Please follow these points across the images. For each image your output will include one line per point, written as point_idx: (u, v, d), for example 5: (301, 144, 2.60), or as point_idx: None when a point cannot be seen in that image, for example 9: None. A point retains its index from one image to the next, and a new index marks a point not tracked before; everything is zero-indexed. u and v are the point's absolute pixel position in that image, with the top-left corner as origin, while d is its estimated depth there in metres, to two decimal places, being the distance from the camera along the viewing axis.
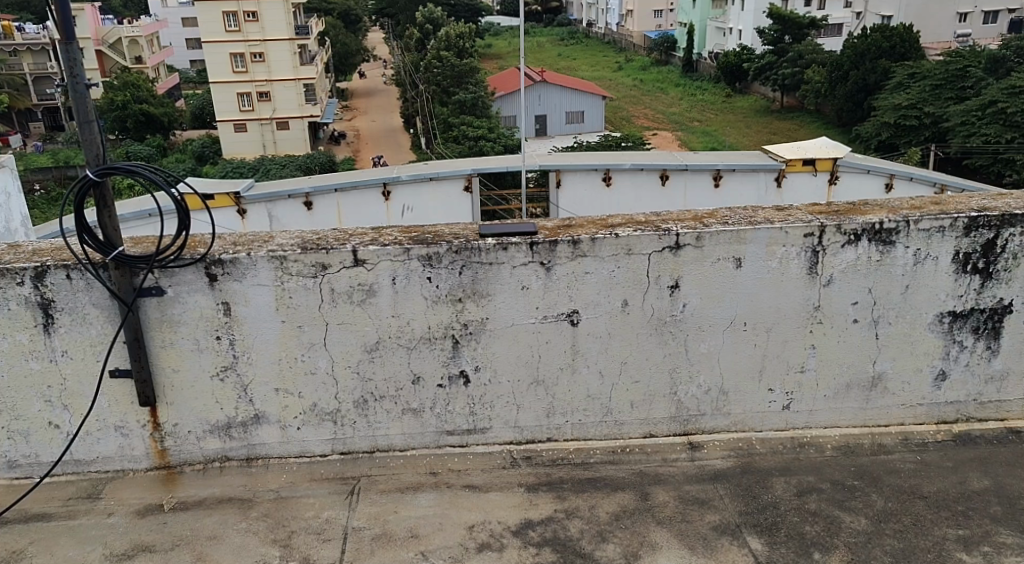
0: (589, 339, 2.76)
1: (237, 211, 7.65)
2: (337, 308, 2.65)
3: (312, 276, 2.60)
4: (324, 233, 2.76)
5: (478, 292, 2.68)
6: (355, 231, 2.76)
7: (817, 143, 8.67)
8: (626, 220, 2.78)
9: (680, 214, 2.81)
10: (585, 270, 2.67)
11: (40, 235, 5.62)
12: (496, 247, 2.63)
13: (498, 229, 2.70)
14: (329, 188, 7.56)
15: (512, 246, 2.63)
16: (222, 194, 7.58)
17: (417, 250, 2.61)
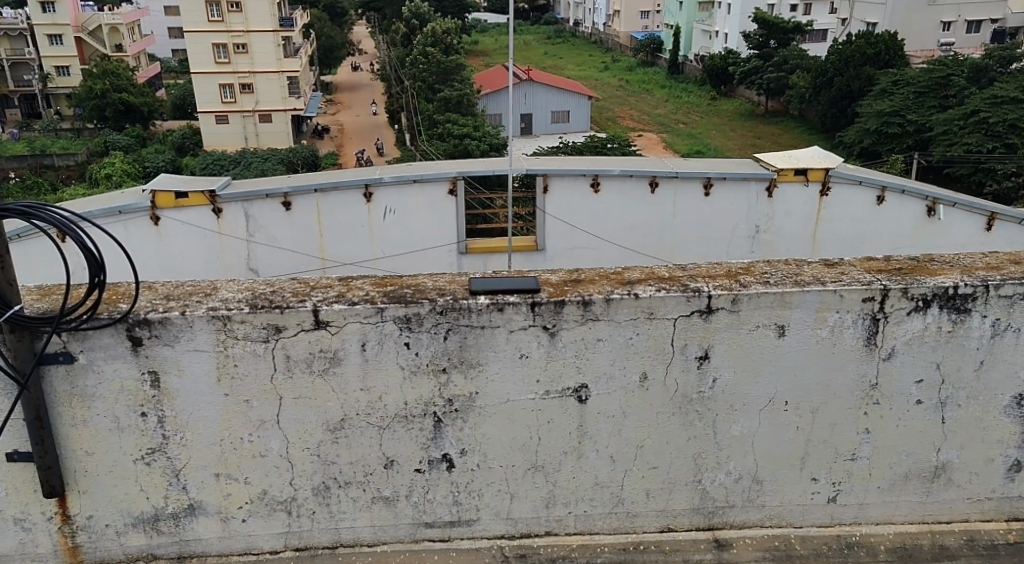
0: (599, 419, 2.29)
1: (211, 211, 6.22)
2: (292, 379, 2.17)
3: (263, 340, 2.13)
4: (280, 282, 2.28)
5: (466, 361, 2.20)
6: (318, 280, 2.29)
7: (811, 148, 6.87)
8: (645, 274, 2.31)
9: (710, 265, 2.35)
10: (596, 337, 2.21)
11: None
12: (491, 308, 2.16)
13: (493, 281, 2.25)
14: (309, 187, 6.20)
15: (509, 307, 2.16)
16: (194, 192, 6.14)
17: (392, 311, 2.13)
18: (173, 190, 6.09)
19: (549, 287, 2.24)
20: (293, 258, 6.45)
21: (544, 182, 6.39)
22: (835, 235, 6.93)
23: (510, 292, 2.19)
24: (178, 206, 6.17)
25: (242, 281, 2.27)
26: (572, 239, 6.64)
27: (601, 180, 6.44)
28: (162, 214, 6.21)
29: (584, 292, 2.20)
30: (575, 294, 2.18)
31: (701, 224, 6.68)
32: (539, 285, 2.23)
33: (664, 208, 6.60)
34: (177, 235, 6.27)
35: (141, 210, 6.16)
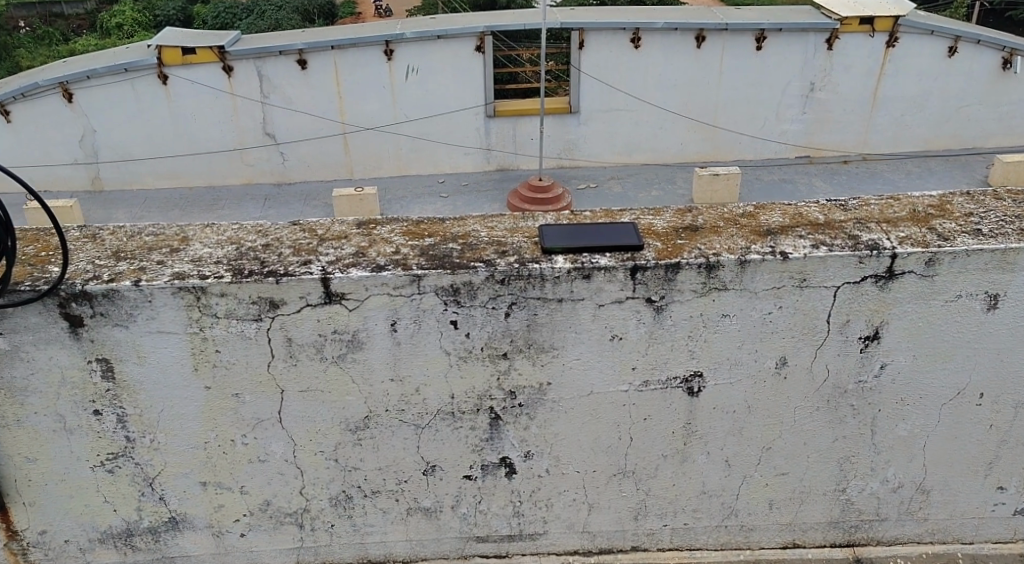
0: (713, 415, 1.68)
1: (222, 69, 5.40)
2: (297, 369, 1.56)
3: (254, 318, 1.50)
4: (277, 228, 1.64)
5: (536, 344, 1.58)
6: (329, 225, 1.64)
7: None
8: (788, 217, 1.64)
9: (873, 204, 1.67)
10: (721, 311, 1.57)
11: None
12: (575, 274, 1.51)
13: (574, 233, 1.58)
14: (325, 43, 5.33)
15: (599, 273, 1.52)
16: (203, 48, 5.29)
17: (433, 279, 1.50)
18: (179, 45, 5.26)
19: (654, 240, 1.58)
20: (311, 123, 5.70)
21: (580, 37, 5.40)
22: (898, 92, 5.89)
23: (601, 251, 1.54)
24: (185, 63, 5.36)
25: (221, 228, 1.63)
26: (607, 99, 5.73)
27: (642, 33, 5.45)
28: (169, 72, 5.40)
29: (708, 250, 1.54)
30: (695, 253, 1.53)
31: (748, 81, 5.73)
32: (640, 239, 1.56)
33: (708, 63, 5.63)
34: (188, 95, 5.51)
35: (146, 68, 5.37)
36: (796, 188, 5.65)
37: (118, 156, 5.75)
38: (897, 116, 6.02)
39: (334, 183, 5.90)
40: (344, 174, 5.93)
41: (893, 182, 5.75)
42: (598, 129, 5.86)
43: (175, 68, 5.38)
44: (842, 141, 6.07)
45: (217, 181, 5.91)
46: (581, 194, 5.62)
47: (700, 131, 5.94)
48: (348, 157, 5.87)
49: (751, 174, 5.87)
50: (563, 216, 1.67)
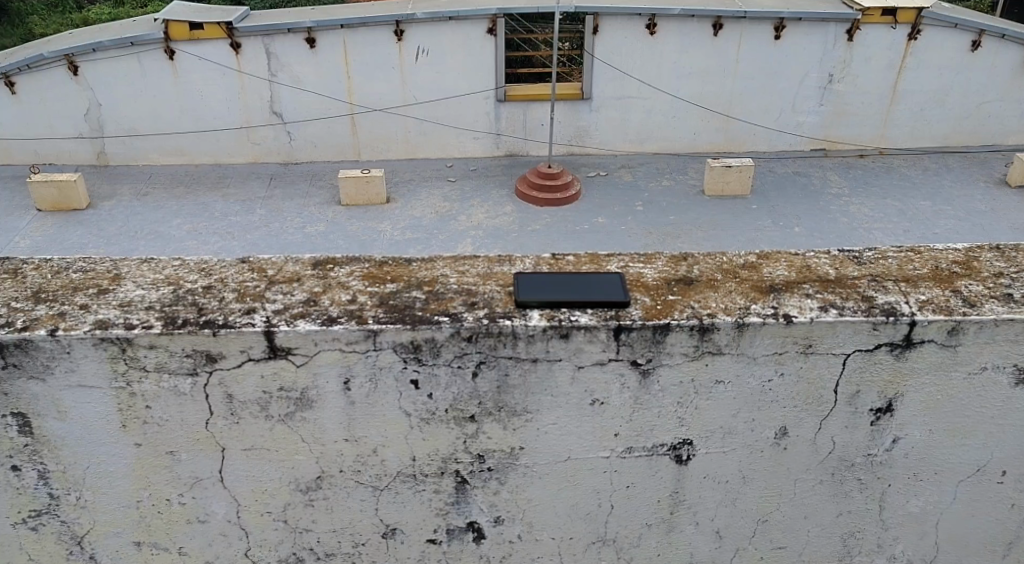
0: (704, 486, 1.51)
1: (230, 46, 5.14)
2: (240, 426, 1.41)
3: (189, 373, 1.35)
4: (223, 265, 1.49)
5: (507, 407, 1.42)
6: (282, 264, 1.48)
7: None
8: (793, 270, 1.47)
9: (891, 257, 1.50)
10: (715, 377, 1.40)
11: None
12: (551, 333, 1.34)
13: (554, 284, 1.42)
14: (335, 22, 5.05)
15: (578, 333, 1.35)
16: (210, 23, 5.04)
17: (390, 334, 1.33)
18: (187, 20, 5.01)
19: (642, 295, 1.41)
20: (319, 103, 5.42)
21: (595, 22, 5.19)
22: (918, 85, 5.61)
23: (582, 306, 1.37)
24: (194, 39, 5.11)
25: (160, 266, 1.47)
26: (621, 87, 5.51)
27: (658, 20, 5.23)
28: (176, 47, 5.14)
29: (701, 310, 1.37)
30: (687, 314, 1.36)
31: (763, 73, 5.49)
32: (626, 293, 1.40)
33: (725, 54, 5.40)
34: (195, 71, 5.24)
35: (153, 43, 5.11)
36: (811, 182, 5.42)
37: (126, 131, 5.47)
38: (915, 111, 5.74)
39: (340, 164, 5.63)
40: (351, 156, 5.66)
41: (912, 178, 5.48)
42: (613, 118, 5.64)
43: (184, 44, 5.13)
44: (859, 135, 5.80)
45: (223, 159, 5.63)
46: (589, 181, 5.42)
47: (712, 121, 5.69)
48: (356, 139, 5.61)
49: (764, 165, 5.61)
50: (542, 261, 1.51)
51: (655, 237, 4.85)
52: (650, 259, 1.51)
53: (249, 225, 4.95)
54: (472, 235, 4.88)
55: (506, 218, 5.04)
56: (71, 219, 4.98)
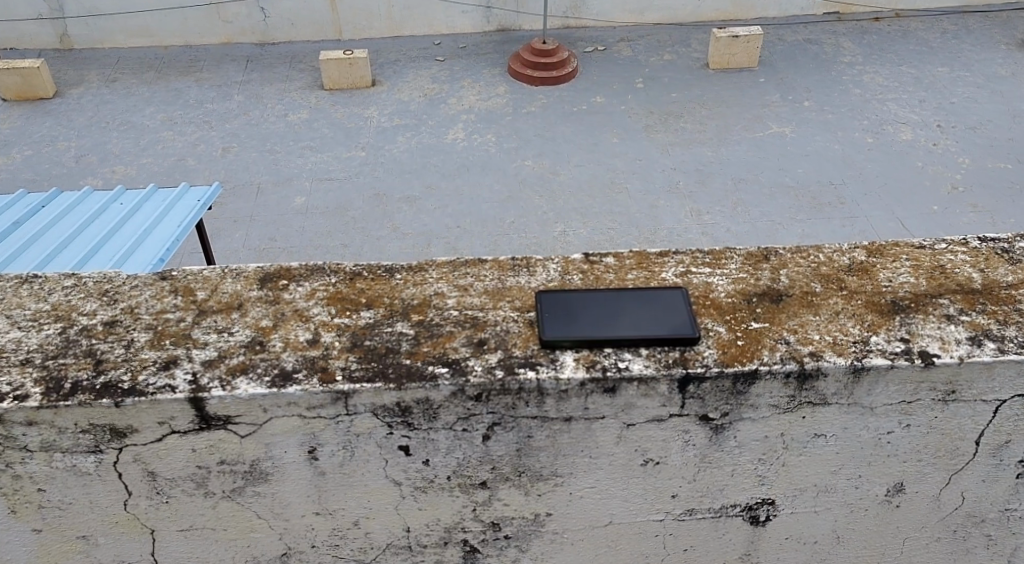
0: (784, 546, 1.18)
1: None
2: (171, 506, 1.03)
3: (89, 451, 0.96)
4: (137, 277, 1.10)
5: (529, 471, 1.06)
6: (214, 279, 1.07)
7: None
8: (915, 279, 1.08)
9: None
10: (815, 430, 1.03)
11: None
12: (592, 387, 0.97)
13: (592, 308, 1.02)
14: None
15: (632, 385, 0.97)
16: None
17: (368, 395, 0.95)
18: None
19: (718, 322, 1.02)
20: None
21: None
22: None
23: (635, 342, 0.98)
24: None
25: (43, 288, 1.06)
26: None
27: None
28: None
29: (802, 347, 0.99)
30: (781, 353, 0.98)
31: None
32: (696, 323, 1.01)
33: None
34: None
35: None
36: (823, 50, 4.85)
37: (87, 11, 4.83)
38: None
39: (320, 44, 5.03)
40: (332, 34, 5.07)
41: (926, 42, 4.89)
42: None
43: None
44: None
45: (194, 40, 5.01)
46: (586, 57, 4.87)
47: None
48: (336, 16, 4.98)
49: (772, 33, 5.00)
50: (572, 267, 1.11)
51: (654, 117, 4.38)
52: (716, 261, 1.11)
53: (227, 113, 4.47)
54: (462, 119, 4.41)
55: (498, 99, 4.55)
56: (38, 110, 4.48)
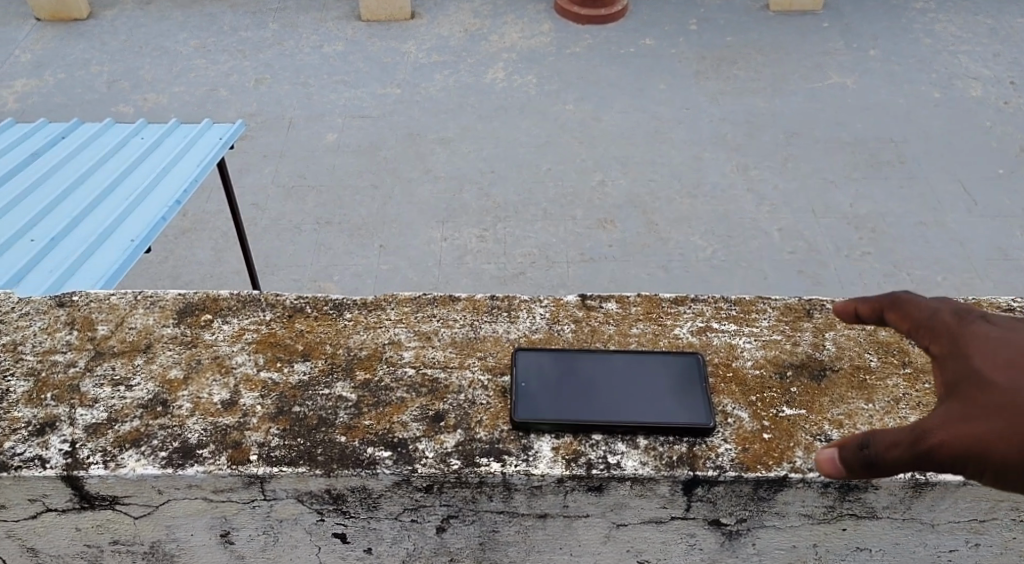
0: None
1: None
2: (136, 553, 1.24)
3: (69, 505, 1.16)
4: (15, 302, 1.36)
5: (493, 540, 1.23)
6: (184, 343, 1.28)
7: None
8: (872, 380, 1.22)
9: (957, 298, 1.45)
10: (767, 526, 1.20)
11: None
12: (574, 483, 1.12)
13: (572, 381, 1.19)
14: None
15: (617, 484, 1.12)
16: None
17: (316, 478, 1.12)
18: None
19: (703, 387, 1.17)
20: None
21: None
22: None
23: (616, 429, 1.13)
24: None
25: (25, 350, 1.27)
26: None
27: None
28: None
29: (790, 456, 1.12)
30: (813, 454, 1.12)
31: None
32: (680, 400, 1.17)
33: None
34: None
35: None
36: None
37: None
38: None
39: None
40: None
41: None
42: None
43: None
44: None
45: None
46: None
47: None
48: None
49: None
50: (580, 327, 1.32)
51: None
52: (739, 317, 1.32)
53: None
54: None
55: None
56: None
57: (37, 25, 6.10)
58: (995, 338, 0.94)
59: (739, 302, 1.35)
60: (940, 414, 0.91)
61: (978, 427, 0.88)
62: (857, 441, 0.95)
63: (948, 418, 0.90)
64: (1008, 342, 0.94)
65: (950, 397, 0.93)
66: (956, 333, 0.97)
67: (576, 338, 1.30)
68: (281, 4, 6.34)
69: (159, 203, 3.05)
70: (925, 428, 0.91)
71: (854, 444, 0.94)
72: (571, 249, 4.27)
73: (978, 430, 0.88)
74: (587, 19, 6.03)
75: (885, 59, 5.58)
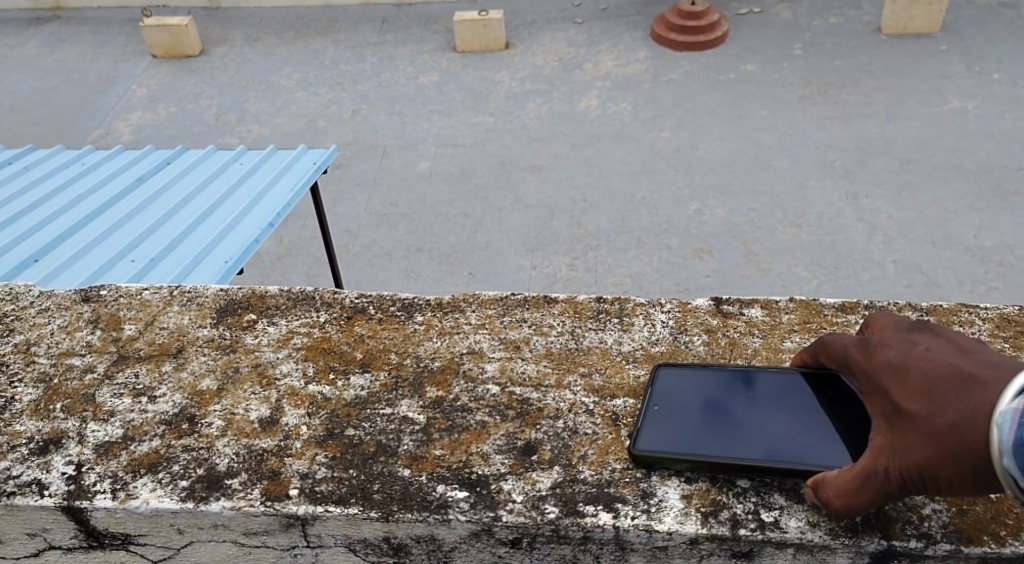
0: None
1: None
2: None
3: (81, 538, 1.16)
4: (33, 297, 1.43)
5: None
6: (230, 360, 1.27)
7: None
8: None
9: None
10: None
11: (43, 154, 3.75)
12: (721, 546, 1.05)
13: (709, 411, 1.11)
14: None
15: (775, 549, 1.05)
16: None
17: (367, 524, 1.08)
18: None
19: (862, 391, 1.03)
20: None
21: None
22: None
23: (762, 468, 1.02)
24: None
25: (64, 365, 1.28)
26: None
27: None
28: None
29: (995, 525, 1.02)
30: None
31: None
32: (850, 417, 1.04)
33: None
34: None
35: None
36: None
37: None
38: None
39: None
40: None
41: None
42: None
43: None
44: None
45: None
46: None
47: None
48: None
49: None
50: (715, 339, 1.28)
51: None
52: None
53: None
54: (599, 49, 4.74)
55: None
56: None
57: (153, 62, 6.35)
58: (900, 357, 0.95)
59: (936, 312, 1.34)
60: (880, 448, 0.93)
61: (919, 459, 0.88)
62: (829, 484, 0.97)
63: (887, 450, 0.92)
64: (910, 358, 0.95)
65: (883, 429, 0.94)
66: (873, 363, 0.99)
67: (709, 353, 1.26)
68: (380, 38, 6.40)
69: (251, 227, 2.98)
70: (872, 463, 0.93)
71: (827, 486, 0.97)
72: (665, 280, 4.05)
73: (915, 455, 0.89)
74: (684, 46, 5.82)
75: (1013, 83, 5.14)
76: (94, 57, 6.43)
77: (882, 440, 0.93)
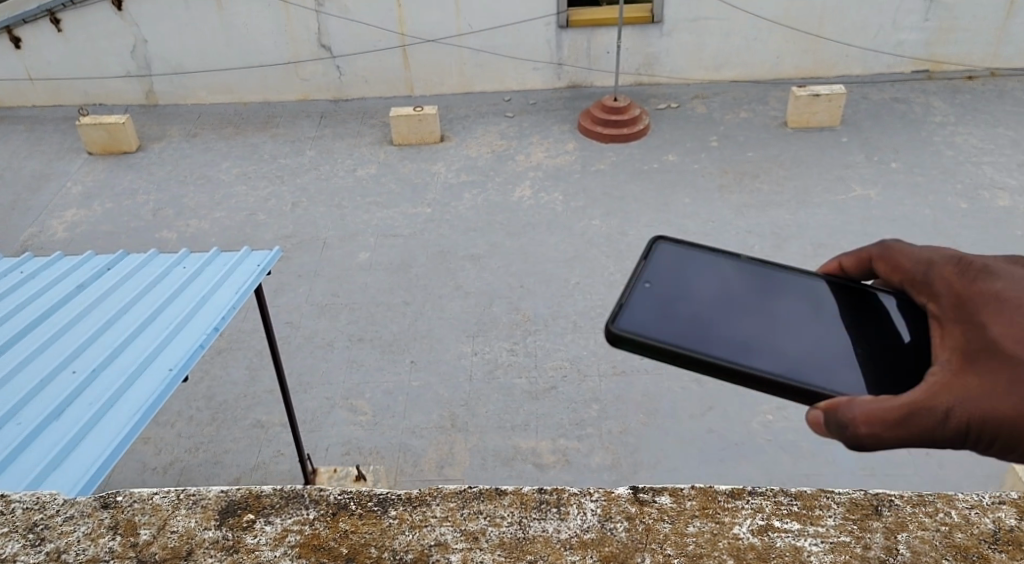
0: None
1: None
2: None
3: None
4: (61, 503, 1.28)
5: None
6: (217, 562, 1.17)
7: None
8: None
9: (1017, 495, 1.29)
10: None
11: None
12: None
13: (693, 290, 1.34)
14: None
15: None
16: None
17: None
18: None
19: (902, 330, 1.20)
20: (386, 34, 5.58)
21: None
22: None
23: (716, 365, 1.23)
24: None
25: None
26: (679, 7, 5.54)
27: None
28: None
29: None
30: None
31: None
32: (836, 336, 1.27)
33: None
34: None
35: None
36: None
37: None
38: None
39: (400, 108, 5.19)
40: None
41: None
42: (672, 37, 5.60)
43: None
44: None
45: None
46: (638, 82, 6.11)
47: None
48: None
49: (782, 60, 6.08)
50: (633, 526, 1.20)
51: None
52: (803, 514, 1.22)
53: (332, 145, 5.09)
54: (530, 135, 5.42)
55: None
56: None
57: (88, 159, 6.39)
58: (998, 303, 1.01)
59: (802, 497, 1.24)
60: (951, 382, 0.99)
61: (992, 404, 0.96)
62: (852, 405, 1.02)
63: (956, 386, 0.98)
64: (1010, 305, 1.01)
65: (963, 361, 1.00)
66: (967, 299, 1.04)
67: (629, 544, 1.18)
68: (318, 132, 6.60)
69: (192, 335, 2.73)
70: (941, 393, 0.98)
71: (851, 411, 1.01)
72: (602, 362, 4.22)
73: (992, 404, 0.96)
74: (609, 137, 6.17)
75: (908, 171, 5.62)
76: (29, 155, 6.45)
77: (948, 378, 0.99)
